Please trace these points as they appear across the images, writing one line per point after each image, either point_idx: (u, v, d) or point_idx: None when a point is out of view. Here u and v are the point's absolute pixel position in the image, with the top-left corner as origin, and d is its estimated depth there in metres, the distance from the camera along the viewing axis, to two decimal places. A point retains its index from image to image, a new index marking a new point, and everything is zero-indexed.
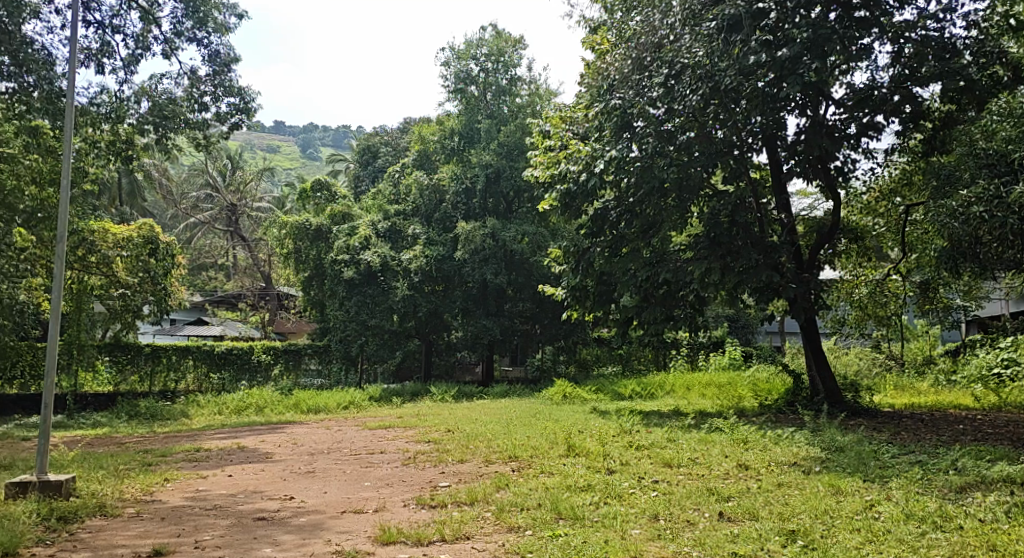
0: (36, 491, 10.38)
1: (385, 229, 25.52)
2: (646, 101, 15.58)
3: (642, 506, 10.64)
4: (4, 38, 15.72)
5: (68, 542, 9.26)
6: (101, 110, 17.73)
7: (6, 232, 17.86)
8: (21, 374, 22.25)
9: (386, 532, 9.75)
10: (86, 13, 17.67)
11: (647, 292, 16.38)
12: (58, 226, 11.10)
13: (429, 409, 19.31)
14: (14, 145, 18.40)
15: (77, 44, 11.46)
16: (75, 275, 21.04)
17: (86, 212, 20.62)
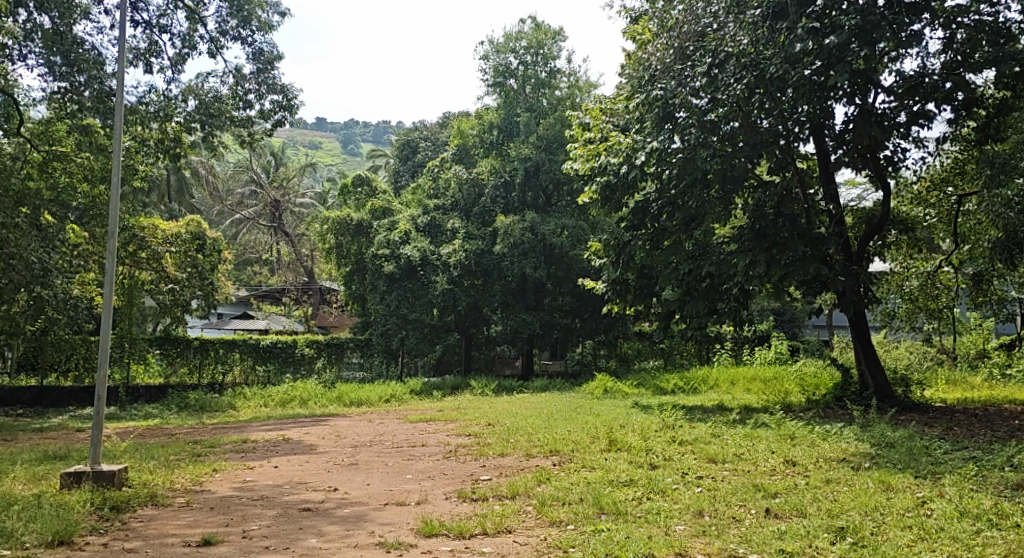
0: (90, 480, 10.45)
1: (424, 224, 25.41)
2: (689, 91, 15.44)
3: (686, 502, 10.49)
4: (56, 39, 16.28)
5: (120, 531, 9.28)
6: (150, 109, 18.01)
7: (62, 228, 17.71)
8: (76, 366, 22.87)
9: (428, 523, 9.72)
10: (135, 12, 17.90)
11: (690, 285, 16.22)
12: (110, 226, 11.14)
13: (470, 402, 19.28)
14: (67, 142, 18.74)
15: (126, 43, 11.46)
16: (126, 270, 21.68)
17: (135, 207, 20.86)
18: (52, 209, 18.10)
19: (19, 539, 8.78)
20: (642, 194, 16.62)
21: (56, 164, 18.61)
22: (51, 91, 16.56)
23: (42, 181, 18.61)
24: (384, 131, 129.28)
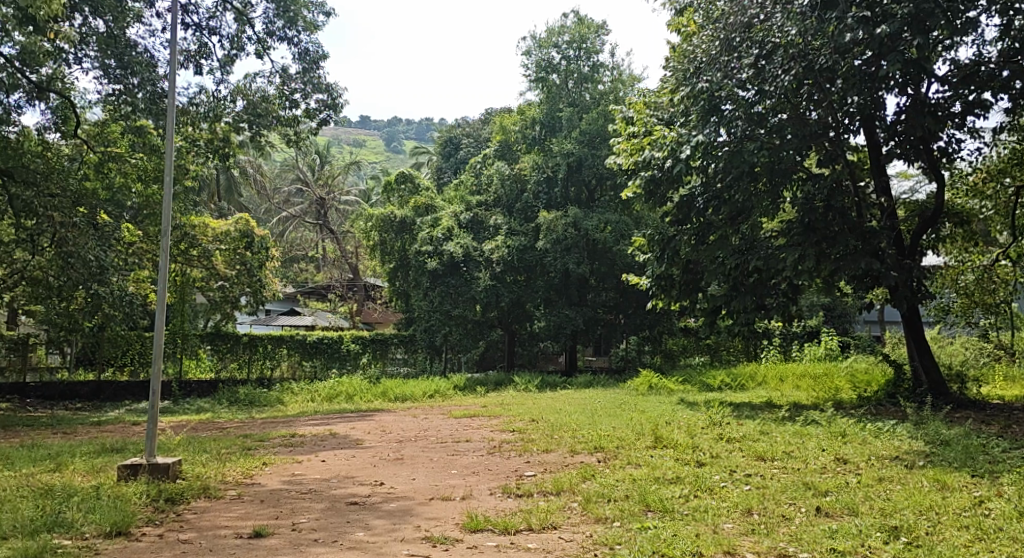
0: (145, 473, 10.53)
1: (467, 220, 25.48)
2: (735, 83, 15.15)
3: (735, 500, 10.32)
4: (110, 42, 16.75)
5: (175, 523, 9.34)
6: (200, 110, 18.12)
7: (114, 227, 17.82)
8: (131, 360, 23.49)
9: (473, 519, 9.68)
10: (184, 15, 18.09)
11: (738, 280, 15.99)
12: (162, 225, 11.20)
13: (513, 398, 19.22)
14: (122, 143, 18.97)
15: (177, 45, 11.53)
16: (178, 268, 21.61)
17: (187, 206, 21.10)
18: (106, 209, 18.35)
19: (78, 529, 8.87)
20: (687, 188, 16.46)
21: (111, 165, 18.79)
22: (105, 93, 17.08)
23: (99, 182, 18.96)
24: (427, 129, 129.62)
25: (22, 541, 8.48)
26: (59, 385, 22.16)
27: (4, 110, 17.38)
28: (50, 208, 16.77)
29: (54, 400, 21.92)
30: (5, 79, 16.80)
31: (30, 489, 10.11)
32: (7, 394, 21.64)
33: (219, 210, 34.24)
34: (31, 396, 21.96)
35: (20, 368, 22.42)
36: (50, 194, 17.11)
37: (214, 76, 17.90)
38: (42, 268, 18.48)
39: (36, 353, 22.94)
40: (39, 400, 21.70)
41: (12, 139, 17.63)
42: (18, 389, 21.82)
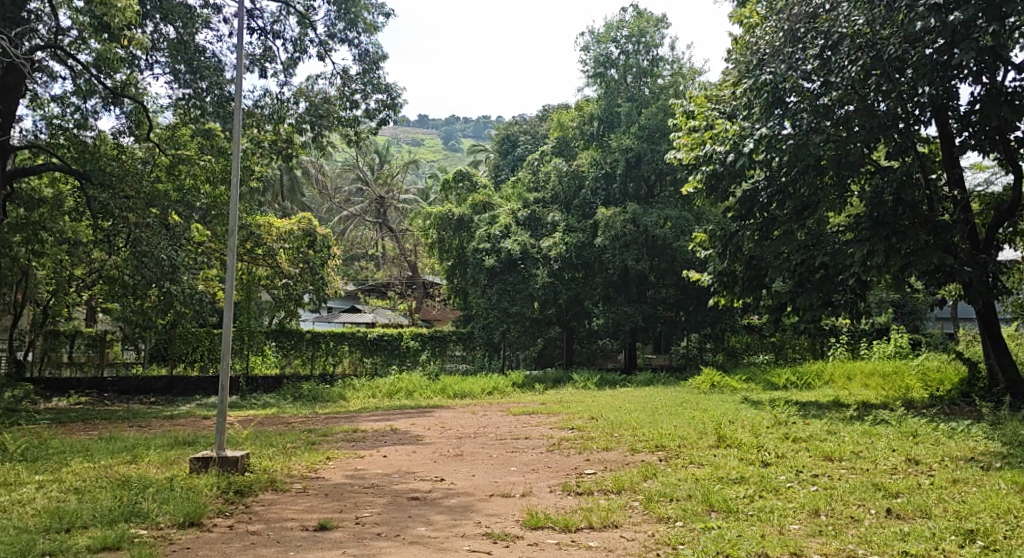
0: (216, 466, 10.60)
1: (525, 217, 25.62)
2: (800, 75, 14.97)
3: (802, 501, 10.06)
4: (180, 47, 17.07)
5: (245, 514, 9.36)
6: (265, 111, 18.51)
7: (184, 227, 18.02)
8: (201, 356, 23.78)
9: (534, 516, 9.55)
10: (249, 19, 18.31)
11: (803, 277, 15.63)
12: (231, 226, 11.23)
13: (572, 396, 19.03)
14: (191, 146, 19.25)
15: (243, 49, 11.60)
16: (244, 267, 22.13)
17: (252, 206, 21.33)
18: (178, 209, 18.62)
19: (153, 519, 8.92)
20: (750, 183, 16.19)
21: (182, 167, 19.03)
22: (176, 97, 17.40)
23: (171, 184, 19.16)
24: (485, 126, 129.69)
25: (101, 531, 8.55)
26: (134, 379, 22.50)
27: (82, 114, 18.44)
28: (126, 209, 17.39)
29: (130, 394, 22.30)
30: (82, 84, 17.58)
31: (107, 480, 10.24)
32: (85, 388, 22.20)
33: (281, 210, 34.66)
34: (109, 389, 22.37)
35: (98, 363, 23.18)
36: (125, 196, 17.51)
37: (278, 78, 18.54)
38: (117, 267, 18.82)
39: (112, 349, 23.43)
40: (116, 393, 22.11)
41: (89, 143, 18.48)
42: (96, 383, 22.33)
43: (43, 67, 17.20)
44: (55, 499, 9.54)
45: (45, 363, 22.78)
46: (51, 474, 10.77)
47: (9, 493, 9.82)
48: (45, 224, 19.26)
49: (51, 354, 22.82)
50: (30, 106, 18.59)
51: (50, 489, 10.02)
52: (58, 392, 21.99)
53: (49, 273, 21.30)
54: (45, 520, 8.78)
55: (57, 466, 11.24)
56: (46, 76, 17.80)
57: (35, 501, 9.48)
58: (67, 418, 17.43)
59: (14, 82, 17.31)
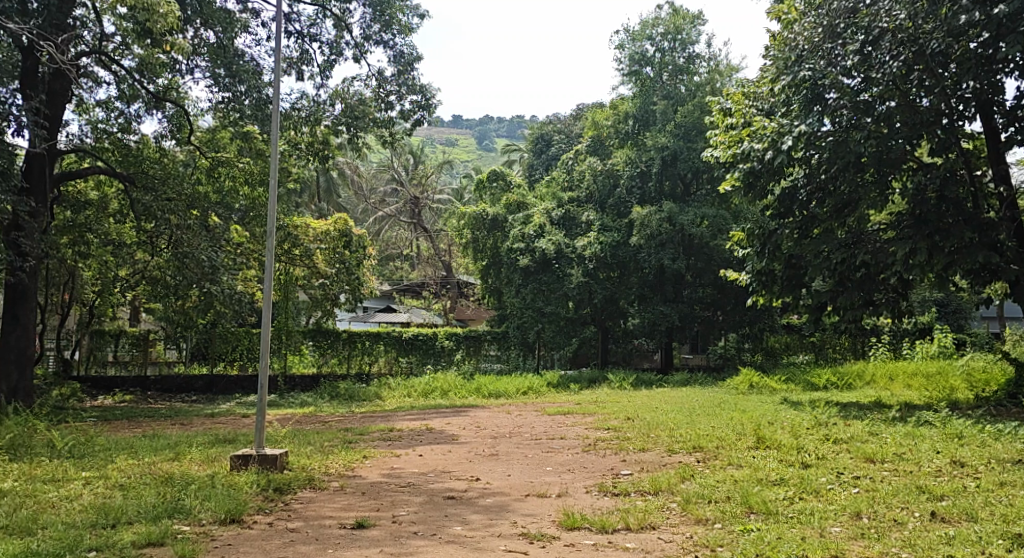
0: (255, 463, 10.62)
1: (559, 217, 25.58)
2: (839, 71, 14.66)
3: (843, 503, 9.86)
4: (220, 52, 17.31)
5: (284, 512, 9.35)
6: (301, 113, 18.53)
7: (224, 229, 18.08)
8: (241, 355, 23.91)
9: (570, 516, 9.45)
10: (286, 22, 18.44)
11: (844, 276, 15.39)
12: (269, 228, 11.24)
13: (607, 396, 18.88)
14: (229, 149, 19.35)
15: (281, 51, 11.61)
16: (282, 267, 21.97)
17: (289, 207, 21.46)
18: (218, 211, 18.74)
19: (195, 516, 8.93)
20: (790, 181, 15.93)
21: (222, 169, 19.12)
22: (216, 101, 17.67)
23: (211, 185, 19.45)
24: (518, 126, 129.67)
25: (145, 527, 8.56)
26: (175, 378, 22.73)
27: (126, 119, 18.58)
28: (168, 211, 17.57)
29: (172, 393, 22.43)
30: (125, 90, 17.74)
31: (151, 477, 10.28)
32: (129, 386, 22.40)
33: (318, 210, 34.90)
34: (152, 389, 22.53)
35: (141, 361, 23.53)
36: (167, 198, 17.70)
37: (314, 80, 18.83)
38: (159, 268, 19.00)
39: (154, 349, 23.74)
40: (158, 392, 22.26)
41: (133, 148, 18.99)
42: (140, 382, 22.50)
43: (89, 72, 17.35)
44: (101, 495, 9.58)
45: (91, 362, 23.31)
46: (97, 471, 10.84)
47: (56, 489, 9.89)
48: (91, 225, 19.55)
49: (96, 353, 23.35)
50: (76, 110, 18.81)
51: (96, 485, 10.07)
52: (103, 391, 22.20)
53: (95, 275, 21.50)
54: (91, 516, 8.81)
55: (102, 463, 11.31)
56: (91, 81, 17.98)
57: (81, 497, 9.53)
58: (113, 416, 17.64)
59: (61, 89, 17.67)
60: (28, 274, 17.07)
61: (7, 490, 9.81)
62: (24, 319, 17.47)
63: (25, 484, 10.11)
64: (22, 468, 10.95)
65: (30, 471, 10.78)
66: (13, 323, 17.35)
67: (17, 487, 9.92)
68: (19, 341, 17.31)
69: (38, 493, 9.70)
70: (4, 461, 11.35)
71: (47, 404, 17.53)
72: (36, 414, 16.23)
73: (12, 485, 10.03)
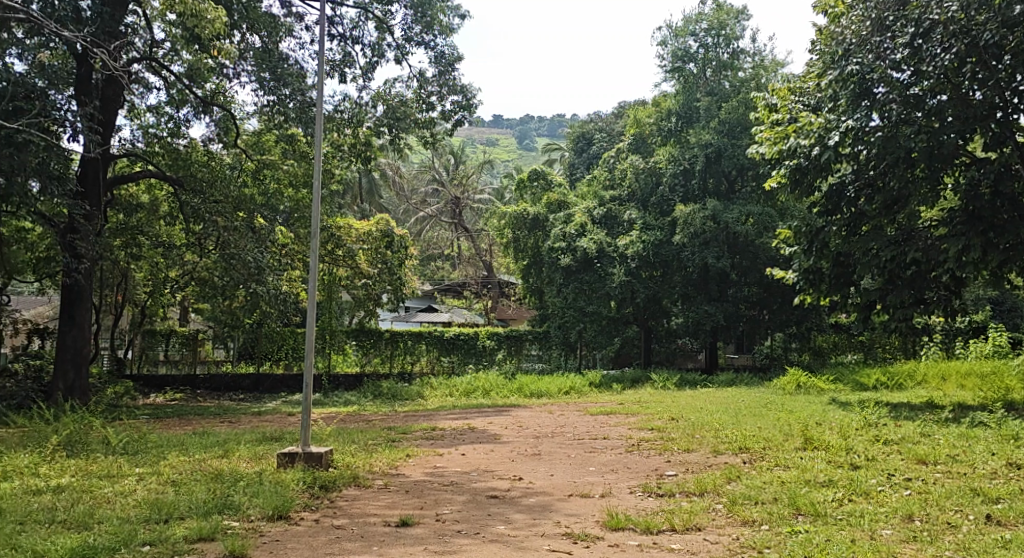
0: (302, 461, 10.62)
1: (601, 216, 25.39)
2: (889, 64, 14.51)
3: (894, 506, 9.62)
4: (266, 57, 17.52)
5: (329, 509, 9.32)
6: (344, 115, 18.59)
7: (270, 229, 18.14)
8: (287, 354, 24.04)
9: (614, 517, 9.31)
10: (329, 25, 18.54)
11: (894, 273, 15.09)
12: (313, 228, 11.23)
13: (650, 396, 18.69)
14: (274, 152, 19.61)
15: (325, 53, 11.57)
16: (325, 267, 21.90)
17: (334, 208, 21.62)
18: (264, 213, 18.81)
19: (244, 512, 8.92)
20: (837, 176, 15.59)
21: (268, 172, 19.45)
22: (262, 105, 17.76)
23: (256, 188, 19.46)
24: (559, 125, 129.43)
25: (196, 522, 8.56)
26: (224, 377, 22.95)
27: (175, 123, 18.85)
28: (215, 213, 17.77)
29: (221, 392, 22.68)
30: (174, 94, 17.91)
31: (201, 473, 10.32)
32: (179, 385, 22.57)
33: (360, 210, 34.99)
34: (201, 387, 22.78)
35: (191, 361, 23.70)
36: (216, 200, 18.06)
37: (357, 83, 18.89)
38: (207, 269, 19.13)
39: (204, 348, 23.91)
40: (207, 391, 22.51)
41: (182, 151, 19.14)
42: (189, 380, 22.67)
43: (140, 78, 17.50)
44: (154, 491, 9.62)
45: (143, 362, 23.40)
46: (151, 467, 10.90)
47: (111, 485, 9.95)
48: (144, 228, 19.97)
49: (148, 352, 23.45)
50: (128, 115, 19.00)
51: (149, 481, 10.12)
52: (155, 390, 22.34)
53: (147, 275, 21.82)
54: (144, 511, 8.83)
55: (155, 459, 11.38)
56: (142, 87, 18.14)
57: (135, 493, 9.57)
58: (164, 414, 17.81)
59: (113, 94, 17.85)
60: (84, 275, 17.26)
61: (64, 485, 9.89)
62: (80, 319, 17.68)
63: (80, 480, 10.18)
64: (78, 464, 11.04)
65: (86, 467, 10.86)
66: (69, 323, 17.56)
67: (73, 483, 10.00)
68: (74, 340, 17.51)
69: (93, 488, 9.76)
70: (61, 458, 11.44)
71: (101, 402, 17.74)
72: (91, 411, 16.44)
73: (69, 481, 10.11)
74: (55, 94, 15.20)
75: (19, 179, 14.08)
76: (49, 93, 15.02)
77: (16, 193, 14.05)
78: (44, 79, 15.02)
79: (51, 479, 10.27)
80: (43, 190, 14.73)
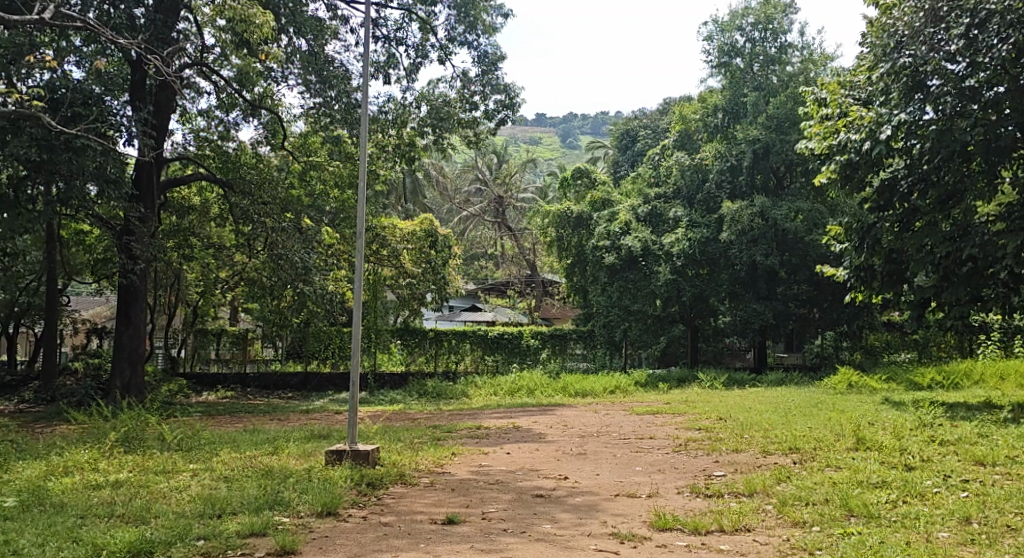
0: (349, 459, 10.59)
1: (645, 214, 25.00)
2: (942, 56, 14.13)
3: (951, 508, 9.34)
4: (311, 59, 17.46)
5: (377, 506, 9.27)
6: (387, 117, 18.63)
7: (316, 231, 18.07)
8: (332, 354, 23.94)
9: (662, 517, 9.15)
10: (374, 26, 18.59)
11: (949, 270, 14.74)
12: (358, 229, 11.11)
13: (698, 396, 18.46)
14: (320, 153, 19.61)
15: (370, 55, 11.48)
16: (370, 267, 22.10)
17: (378, 208, 21.66)
18: (311, 214, 18.92)
19: (294, 508, 8.91)
20: (889, 171, 15.25)
21: (313, 173, 19.64)
22: (307, 106, 17.81)
23: (303, 190, 19.78)
24: (602, 123, 128.95)
25: (248, 517, 8.55)
26: (273, 375, 23.12)
27: (225, 126, 19.00)
28: (264, 214, 17.84)
29: (270, 390, 22.85)
30: (224, 98, 18.08)
31: (252, 470, 10.32)
32: (231, 383, 22.83)
33: (404, 210, 35.22)
34: (251, 385, 22.99)
35: (240, 360, 23.87)
36: (262, 201, 18.03)
37: (401, 84, 18.95)
38: (256, 270, 19.25)
39: (254, 347, 24.05)
40: (257, 389, 22.70)
41: (231, 154, 19.29)
42: (240, 379, 22.97)
43: (191, 83, 17.65)
44: (207, 486, 9.65)
45: (196, 360, 23.74)
46: (204, 463, 10.95)
47: (166, 480, 10.00)
48: (194, 229, 20.36)
49: (200, 351, 23.69)
50: (179, 119, 19.19)
51: (203, 477, 10.16)
52: (208, 387, 22.61)
53: (198, 276, 22.08)
54: (198, 506, 8.84)
55: (208, 455, 11.44)
56: (193, 92, 18.30)
57: (189, 488, 9.60)
58: (216, 411, 17.99)
59: (167, 100, 17.96)
60: (139, 275, 17.43)
61: (122, 481, 9.95)
62: (135, 318, 17.87)
63: (137, 475, 10.24)
64: (135, 459, 11.13)
65: (142, 462, 10.94)
66: (125, 322, 17.76)
67: (131, 478, 10.06)
68: (130, 339, 17.70)
69: (149, 484, 9.80)
70: (119, 454, 11.55)
71: (157, 400, 17.92)
72: (147, 409, 16.61)
73: (127, 476, 10.18)
74: (111, 99, 15.17)
75: (80, 183, 14.47)
76: (105, 99, 14.96)
77: (74, 196, 14.45)
78: (101, 85, 14.89)
79: (110, 474, 10.35)
80: (100, 193, 14.97)
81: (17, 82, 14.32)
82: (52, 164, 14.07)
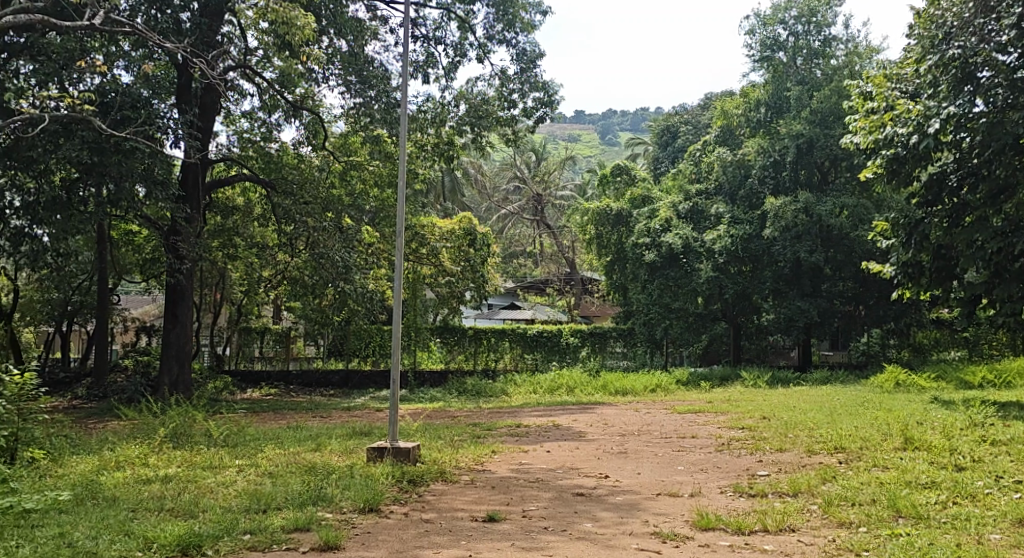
0: (391, 455, 10.55)
1: (686, 210, 24.88)
2: (993, 47, 13.93)
3: (1003, 509, 9.09)
4: (352, 59, 17.53)
5: (418, 503, 9.20)
6: (427, 115, 18.61)
7: (357, 230, 18.08)
8: (373, 351, 24.00)
9: (704, 517, 8.99)
10: (414, 25, 18.59)
11: (1000, 266, 14.40)
12: (398, 229, 11.02)
13: (741, 394, 18.22)
14: (360, 153, 19.64)
15: (409, 53, 11.39)
16: (410, 266, 22.15)
17: (416, 208, 21.61)
18: (351, 213, 18.93)
19: (337, 504, 8.87)
20: (937, 166, 14.89)
21: (353, 173, 19.36)
22: (347, 106, 17.80)
23: (343, 189, 19.58)
24: (641, 121, 128.30)
25: (292, 512, 8.53)
26: (315, 373, 23.20)
27: (267, 128, 19.07)
28: (305, 213, 17.90)
29: (312, 387, 22.93)
30: (267, 99, 18.19)
31: (295, 466, 10.32)
32: (274, 381, 22.97)
33: (443, 209, 35.22)
34: (294, 383, 23.09)
35: (283, 357, 24.02)
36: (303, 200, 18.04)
37: (439, 83, 18.90)
38: (297, 270, 19.26)
39: (296, 344, 24.25)
40: (299, 386, 22.80)
41: (275, 155, 19.34)
42: (283, 377, 23.08)
43: (235, 85, 17.75)
44: (253, 482, 9.66)
45: (240, 357, 23.87)
46: (249, 459, 10.97)
47: (213, 475, 10.02)
48: (239, 229, 20.53)
49: (245, 349, 23.90)
50: (223, 121, 19.32)
51: (248, 472, 10.17)
52: (252, 385, 22.73)
53: (242, 275, 22.26)
54: (244, 501, 8.85)
55: (252, 451, 11.47)
56: (238, 94, 18.40)
57: (235, 483, 9.62)
58: (260, 408, 18.08)
59: (212, 101, 18.11)
60: (186, 274, 17.56)
61: (171, 475, 10.00)
62: (183, 317, 18.00)
63: (186, 470, 10.28)
64: (184, 455, 11.18)
65: (190, 458, 10.98)
66: (173, 320, 17.90)
67: (179, 473, 10.09)
68: (178, 338, 17.85)
69: (197, 479, 9.84)
70: (167, 449, 11.62)
71: (204, 397, 18.06)
72: (195, 406, 16.74)
73: (175, 471, 10.22)
74: (158, 103, 15.22)
75: (129, 184, 14.50)
76: (153, 102, 15.02)
77: (125, 197, 14.43)
78: (148, 88, 14.99)
79: (159, 469, 10.40)
80: (148, 195, 15.05)
81: (69, 87, 14.14)
82: (103, 167, 14.17)
